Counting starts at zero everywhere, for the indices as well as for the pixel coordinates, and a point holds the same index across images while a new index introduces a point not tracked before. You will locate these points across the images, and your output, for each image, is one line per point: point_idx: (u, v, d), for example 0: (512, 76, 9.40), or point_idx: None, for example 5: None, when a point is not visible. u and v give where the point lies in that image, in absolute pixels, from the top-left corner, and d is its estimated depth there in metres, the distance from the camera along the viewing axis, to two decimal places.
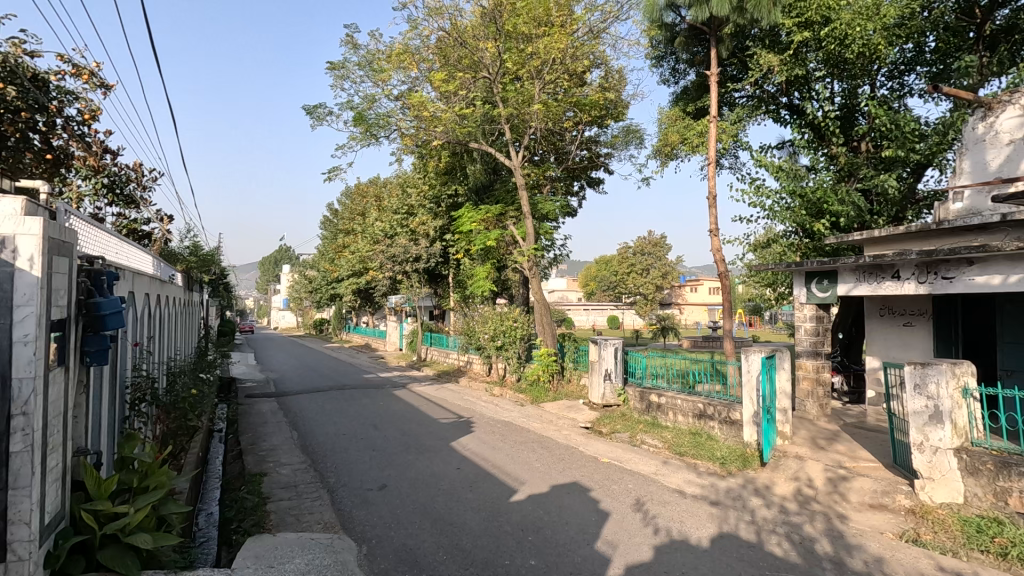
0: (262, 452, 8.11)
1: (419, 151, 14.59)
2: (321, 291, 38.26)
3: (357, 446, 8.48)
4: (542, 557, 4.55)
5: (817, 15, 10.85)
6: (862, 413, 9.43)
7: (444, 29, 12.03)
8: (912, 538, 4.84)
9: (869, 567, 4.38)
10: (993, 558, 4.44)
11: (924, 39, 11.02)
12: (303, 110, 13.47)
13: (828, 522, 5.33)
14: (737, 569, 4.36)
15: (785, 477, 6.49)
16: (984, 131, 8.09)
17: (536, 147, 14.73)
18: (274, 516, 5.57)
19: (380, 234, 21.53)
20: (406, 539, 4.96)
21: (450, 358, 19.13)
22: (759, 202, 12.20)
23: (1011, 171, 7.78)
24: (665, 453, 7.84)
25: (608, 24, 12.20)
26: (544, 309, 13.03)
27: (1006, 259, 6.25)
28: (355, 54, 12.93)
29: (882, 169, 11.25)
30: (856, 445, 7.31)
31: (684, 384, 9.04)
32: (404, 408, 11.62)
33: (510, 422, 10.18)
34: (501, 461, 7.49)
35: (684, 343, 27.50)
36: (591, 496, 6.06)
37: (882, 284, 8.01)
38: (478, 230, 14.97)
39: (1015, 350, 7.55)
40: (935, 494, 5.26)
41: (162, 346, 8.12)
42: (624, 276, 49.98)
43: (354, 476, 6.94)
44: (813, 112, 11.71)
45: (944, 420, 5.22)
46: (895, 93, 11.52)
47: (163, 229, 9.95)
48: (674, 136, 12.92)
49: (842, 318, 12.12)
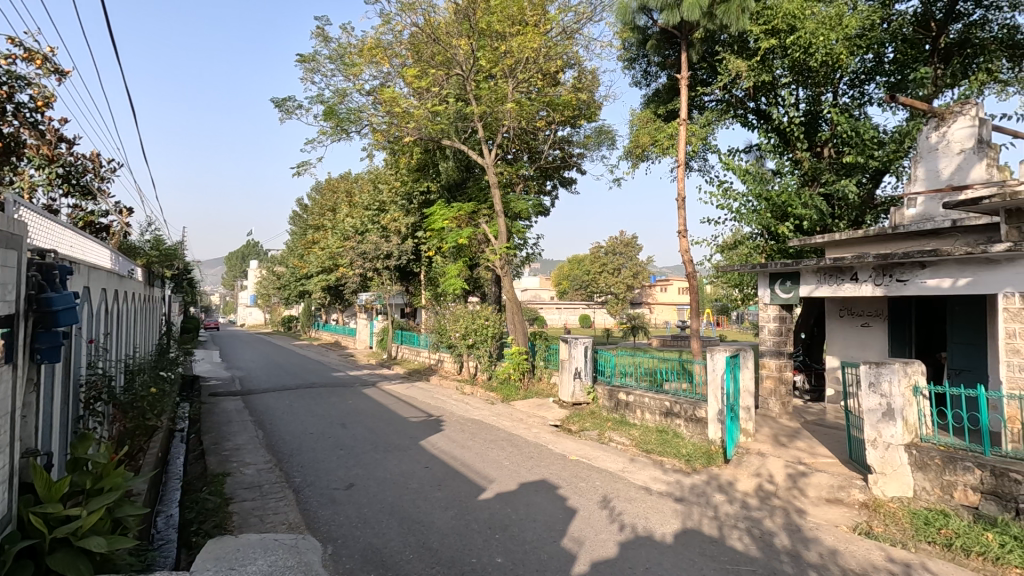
0: (225, 453, 7.91)
1: (391, 147, 14.48)
2: (289, 287, 37.53)
3: (323, 445, 8.34)
4: (508, 554, 4.58)
5: (783, 23, 11.15)
6: (822, 410, 9.75)
7: (418, 25, 11.91)
8: (865, 531, 5.03)
9: (824, 560, 4.54)
10: (939, 549, 4.63)
11: (883, 49, 11.37)
12: (271, 103, 13.16)
13: (787, 517, 5.50)
14: (700, 564, 4.46)
15: (747, 473, 6.67)
16: (937, 140, 8.41)
17: (509, 146, 14.78)
18: (236, 517, 5.46)
19: (352, 230, 21.37)
20: (373, 538, 4.92)
21: (421, 357, 19.00)
22: (727, 204, 12.52)
23: (963, 179, 8.12)
24: (633, 451, 7.96)
25: (581, 24, 12.29)
26: (516, 307, 13.10)
27: (955, 263, 6.54)
28: (325, 47, 12.71)
29: (843, 174, 11.60)
30: (816, 442, 7.54)
31: (652, 382, 9.14)
32: (373, 407, 11.51)
33: (480, 421, 10.19)
34: (470, 459, 7.49)
35: (652, 342, 27.74)
36: (558, 494, 6.11)
37: (841, 286, 8.26)
38: (450, 228, 14.84)
39: (964, 351, 7.90)
40: (887, 488, 5.46)
41: (119, 342, 7.88)
42: (596, 276, 50.45)
43: (320, 475, 6.83)
44: (779, 117, 12.01)
45: (896, 418, 5.42)
46: (856, 101, 11.86)
47: (122, 221, 9.62)
48: (645, 137, 13.06)
49: (805, 318, 12.43)
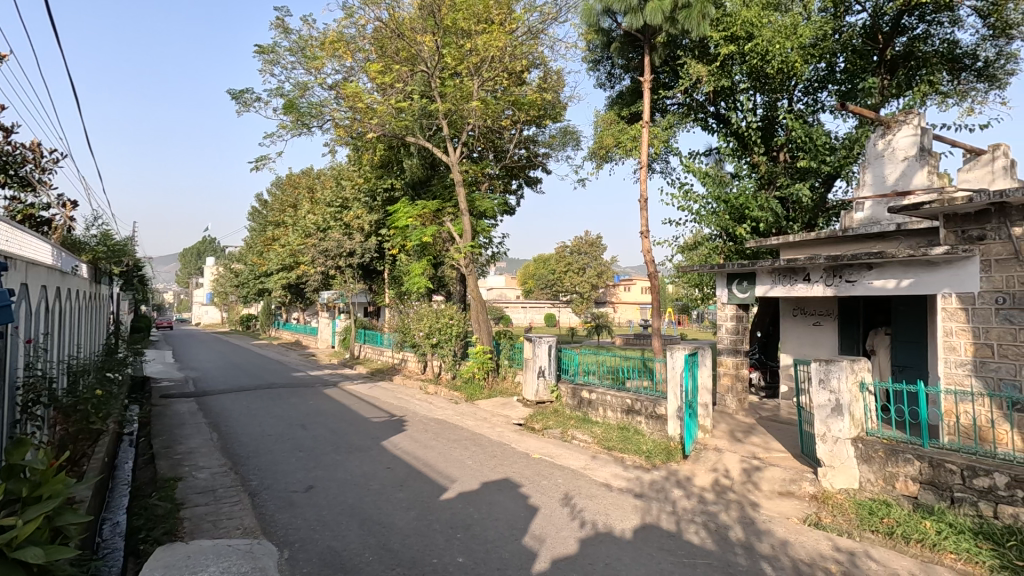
0: (177, 457, 7.62)
1: (354, 143, 14.22)
2: (247, 285, 36.45)
3: (282, 447, 8.13)
4: (470, 554, 4.56)
5: (742, 30, 11.46)
6: (776, 406, 10.08)
7: (382, 20, 11.74)
8: (815, 522, 5.22)
9: (775, 551, 4.70)
10: (882, 537, 4.86)
11: (835, 59, 11.83)
12: (228, 95, 12.74)
13: (741, 510, 5.66)
14: (659, 558, 4.55)
15: (704, 468, 6.84)
16: (884, 147, 8.82)
17: (474, 144, 14.74)
18: (187, 523, 5.28)
19: (313, 227, 21.00)
20: (332, 541, 4.83)
21: (384, 356, 18.72)
22: (688, 206, 12.80)
23: (906, 185, 8.54)
24: (595, 448, 8.05)
25: (547, 25, 12.37)
26: (481, 306, 13.09)
27: (900, 265, 6.87)
28: (285, 39, 12.39)
29: (797, 178, 12.01)
30: (770, 437, 7.79)
31: (614, 380, 9.26)
32: (335, 407, 11.31)
33: (443, 420, 10.13)
34: (433, 459, 7.44)
35: (616, 340, 28.06)
36: (521, 492, 6.14)
37: (795, 286, 8.52)
38: (414, 226, 14.66)
39: (906, 348, 8.31)
40: (835, 480, 5.68)
41: (61, 342, 7.49)
42: (561, 276, 50.85)
43: (278, 478, 6.66)
44: (737, 122, 12.36)
45: (843, 413, 5.66)
46: (809, 108, 12.30)
47: (65, 216, 9.16)
48: (608, 138, 13.20)
49: (761, 317, 12.84)
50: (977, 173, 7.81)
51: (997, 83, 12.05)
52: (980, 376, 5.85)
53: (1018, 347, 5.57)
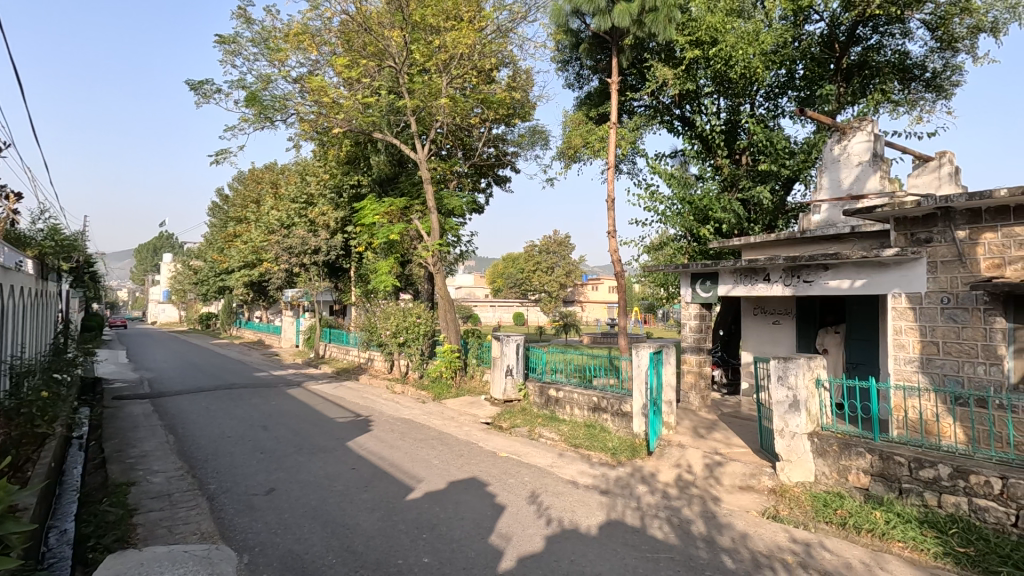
0: (130, 461, 7.33)
1: (319, 138, 13.93)
2: (207, 283, 35.35)
3: (242, 449, 7.91)
4: (435, 554, 4.53)
5: (706, 35, 11.70)
6: (737, 403, 10.35)
7: (349, 14, 11.55)
8: (773, 514, 5.38)
9: (735, 543, 4.82)
10: (835, 528, 5.04)
11: (795, 66, 12.23)
12: (186, 86, 12.30)
13: (703, 505, 5.79)
14: (623, 554, 4.62)
15: (668, 464, 6.98)
16: (839, 152, 9.14)
17: (442, 141, 14.66)
18: (140, 530, 5.09)
19: (277, 224, 20.55)
20: (294, 544, 4.73)
21: (350, 356, 18.42)
22: (654, 207, 13.03)
23: (860, 189, 8.87)
24: (562, 446, 8.11)
25: (516, 24, 12.38)
26: (448, 304, 13.04)
27: (854, 266, 7.13)
28: (247, 30, 12.03)
29: (758, 181, 12.36)
30: (731, 433, 7.99)
31: (581, 378, 9.35)
32: (298, 407, 11.07)
33: (410, 419, 10.04)
34: (399, 459, 7.36)
35: (584, 339, 28.32)
36: (488, 491, 6.13)
37: (755, 286, 8.75)
38: (381, 223, 14.44)
39: (859, 346, 8.66)
40: (792, 474, 5.87)
41: (2, 341, 7.08)
42: (530, 275, 51.04)
43: (238, 481, 6.48)
44: (702, 125, 12.64)
45: (800, 409, 5.84)
46: (770, 113, 12.69)
47: (8, 208, 8.68)
48: (577, 139, 13.30)
49: (724, 316, 13.16)
50: (925, 179, 8.17)
51: (943, 93, 12.66)
52: (927, 372, 6.13)
53: (961, 345, 5.86)
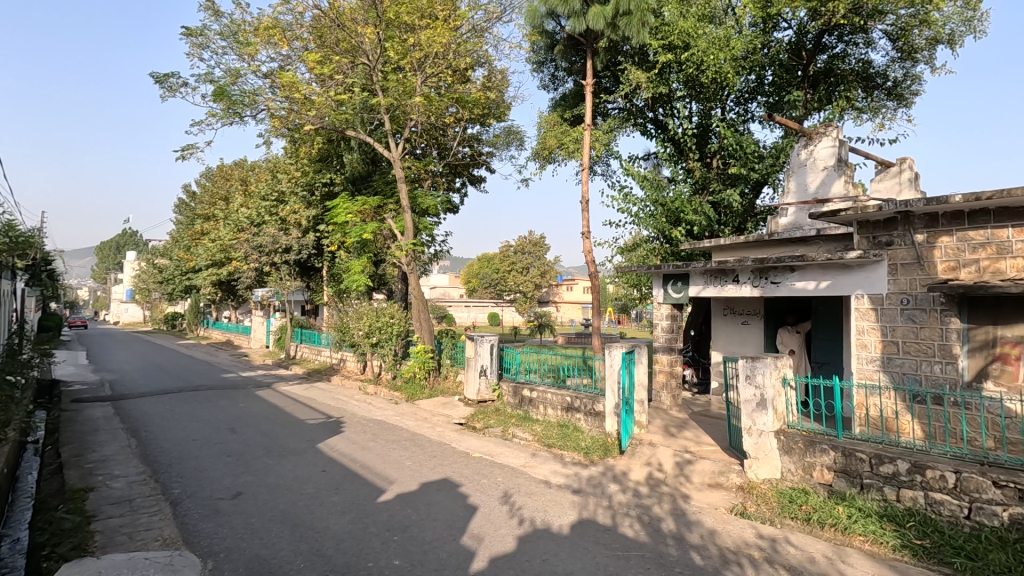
0: (89, 466, 7.07)
1: (291, 135, 13.70)
2: (173, 282, 34.39)
3: (209, 452, 7.71)
4: (406, 556, 4.48)
5: (679, 39, 11.87)
6: (707, 402, 10.51)
7: (321, 9, 11.39)
8: (741, 511, 5.48)
9: (704, 540, 4.89)
10: (800, 523, 5.16)
11: (764, 72, 12.51)
12: (151, 79, 11.93)
13: (673, 502, 5.87)
14: (594, 552, 4.65)
15: (639, 463, 7.06)
16: (806, 156, 9.38)
17: (416, 140, 14.56)
18: (99, 537, 4.91)
19: (246, 222, 20.15)
20: (261, 549, 4.62)
21: (322, 356, 18.14)
22: (627, 208, 13.18)
23: (825, 193, 9.12)
24: (535, 446, 8.13)
25: (490, 24, 12.37)
26: (422, 304, 12.97)
27: (819, 268, 7.33)
28: (216, 22, 11.74)
29: (729, 184, 12.60)
30: (701, 432, 8.13)
31: (555, 378, 9.39)
32: (268, 409, 10.84)
33: (383, 420, 9.95)
34: (370, 461, 7.26)
35: (559, 339, 28.44)
36: (460, 492, 6.10)
37: (725, 287, 8.92)
38: (354, 222, 14.25)
39: (825, 345, 8.92)
40: (759, 471, 6.01)
41: None
42: (505, 275, 51.16)
43: (203, 485, 6.30)
44: (674, 128, 12.85)
45: (767, 408, 5.98)
46: (740, 117, 12.95)
47: None
48: (552, 140, 13.37)
49: (695, 316, 13.40)
50: (886, 184, 8.45)
51: (904, 101, 13.12)
52: (888, 371, 6.33)
53: (920, 344, 6.07)
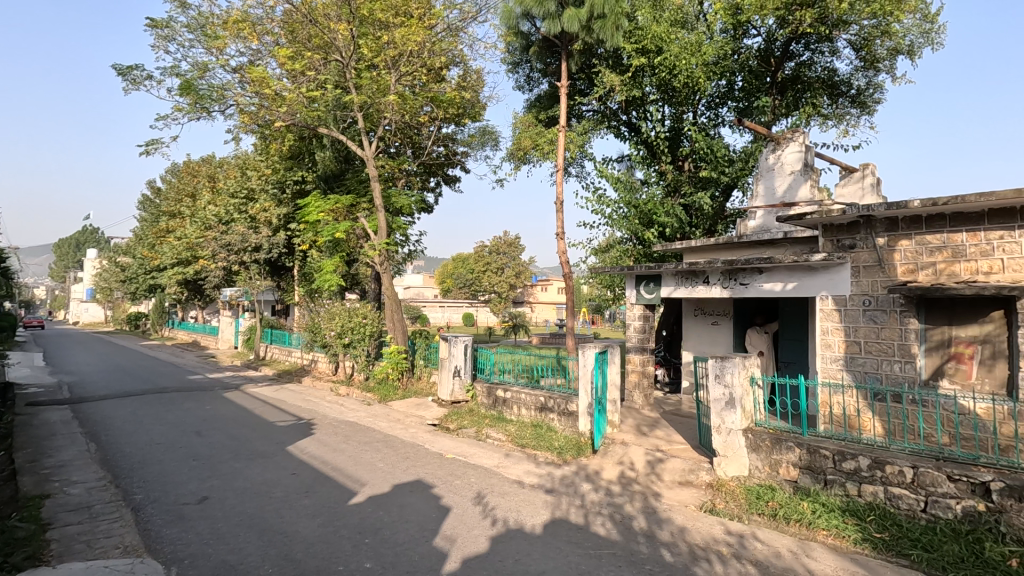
0: (45, 472, 6.80)
1: (261, 131, 13.43)
2: (136, 280, 33.31)
3: (173, 456, 7.49)
4: (378, 559, 4.44)
5: (652, 43, 12.03)
6: (678, 401, 10.67)
7: (292, 3, 11.19)
8: (710, 508, 5.58)
9: (674, 537, 4.97)
10: (767, 519, 5.29)
11: (734, 78, 12.77)
12: (114, 71, 11.55)
13: (645, 501, 5.95)
14: (566, 551, 4.67)
15: (612, 462, 7.13)
16: (774, 161, 9.61)
17: (390, 138, 14.42)
18: (55, 545, 4.73)
19: (214, 219, 19.69)
20: (227, 555, 4.51)
21: (293, 357, 17.82)
22: (601, 210, 13.31)
23: (792, 197, 9.36)
24: (509, 446, 8.14)
25: (465, 23, 12.34)
26: (395, 304, 12.86)
27: (785, 270, 7.52)
28: (182, 14, 11.43)
29: (700, 187, 12.82)
30: (672, 430, 8.25)
31: (529, 378, 9.41)
32: (236, 412, 10.59)
33: (355, 422, 9.82)
34: (342, 463, 7.16)
35: (534, 339, 28.53)
36: (433, 493, 6.07)
37: (695, 288, 9.07)
38: (326, 221, 14.04)
39: (792, 345, 9.15)
40: (727, 468, 6.11)
41: None
42: (480, 275, 51.08)
43: (168, 490, 6.12)
44: (647, 131, 13.02)
45: (736, 406, 6.09)
46: (711, 121, 13.20)
47: None
48: (527, 141, 13.40)
49: (667, 316, 13.59)
50: (850, 189, 8.71)
51: (867, 109, 13.58)
52: (850, 370, 6.53)
53: (880, 344, 6.28)
